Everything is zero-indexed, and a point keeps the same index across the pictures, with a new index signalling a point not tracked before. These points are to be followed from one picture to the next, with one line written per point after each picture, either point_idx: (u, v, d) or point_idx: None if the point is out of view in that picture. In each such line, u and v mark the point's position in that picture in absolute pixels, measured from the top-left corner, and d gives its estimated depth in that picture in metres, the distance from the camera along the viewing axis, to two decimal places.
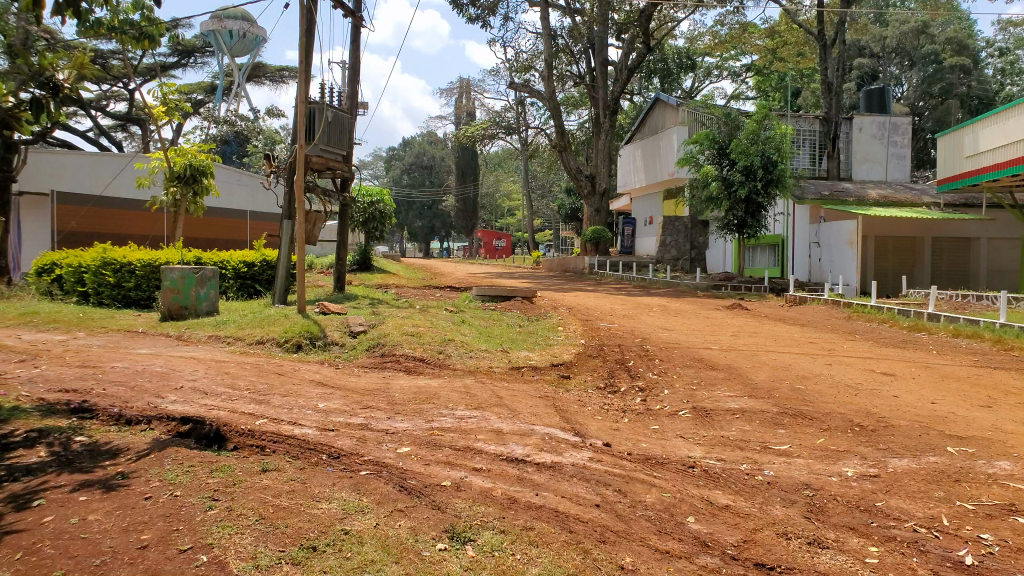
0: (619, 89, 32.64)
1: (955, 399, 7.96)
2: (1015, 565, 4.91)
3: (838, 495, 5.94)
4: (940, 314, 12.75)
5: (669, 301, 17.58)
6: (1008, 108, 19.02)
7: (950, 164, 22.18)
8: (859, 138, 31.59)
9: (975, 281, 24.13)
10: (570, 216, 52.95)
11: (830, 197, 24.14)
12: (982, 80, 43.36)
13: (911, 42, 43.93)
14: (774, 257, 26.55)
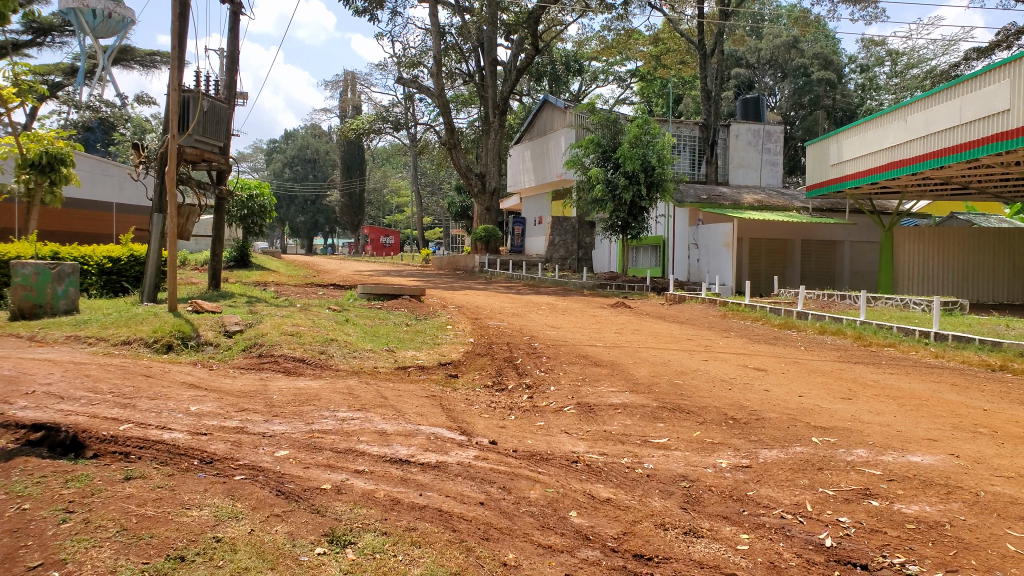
0: (508, 90, 32.99)
1: (820, 392, 8.48)
2: (868, 545, 5.29)
3: (714, 486, 6.19)
4: (807, 312, 13.60)
5: (557, 300, 17.86)
6: (869, 121, 20.48)
7: (817, 171, 23.73)
8: (736, 144, 33.26)
9: (839, 282, 25.88)
10: (460, 214, 53.04)
11: (707, 202, 25.34)
12: (845, 94, 46.53)
13: (783, 54, 46.88)
14: (655, 258, 27.51)
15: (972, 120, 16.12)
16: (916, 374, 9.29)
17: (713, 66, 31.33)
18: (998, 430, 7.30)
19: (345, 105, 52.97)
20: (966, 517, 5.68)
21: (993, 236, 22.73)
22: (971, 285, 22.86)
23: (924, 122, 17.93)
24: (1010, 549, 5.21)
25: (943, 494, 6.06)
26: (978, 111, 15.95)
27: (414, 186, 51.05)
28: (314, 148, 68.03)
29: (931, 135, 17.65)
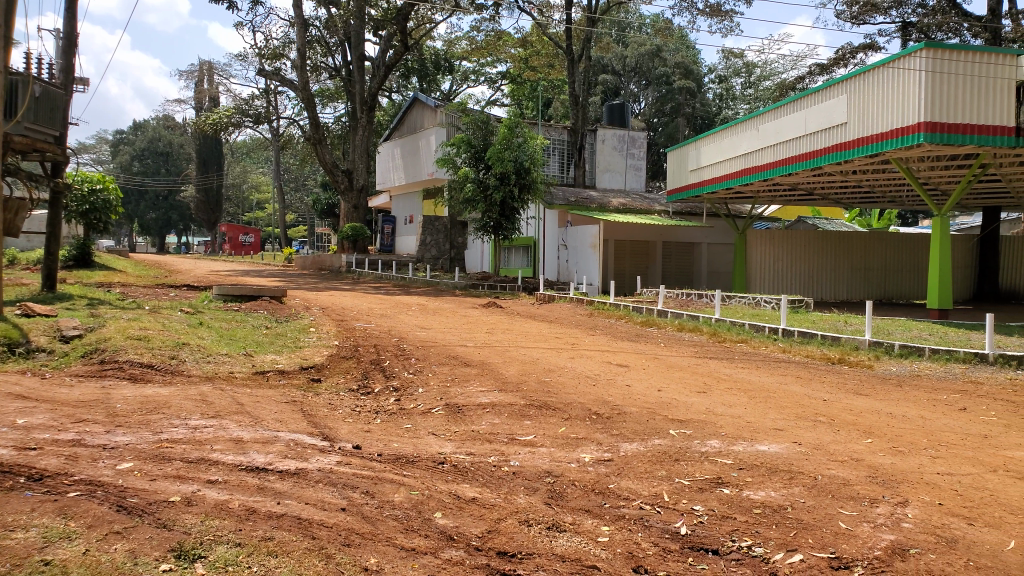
0: (376, 86, 32.53)
1: (679, 386, 8.90)
2: (719, 531, 5.59)
3: (577, 480, 6.36)
4: (665, 311, 14.25)
5: (427, 301, 17.81)
6: (724, 129, 21.78)
7: (679, 176, 24.95)
8: (602, 149, 34.44)
9: (697, 282, 27.41)
10: (326, 211, 52.11)
11: (576, 204, 26.11)
12: (705, 103, 49.17)
13: (647, 62, 48.83)
14: (526, 258, 27.79)
15: (815, 131, 17.42)
16: (765, 367, 9.94)
17: (580, 72, 32.56)
18: (834, 418, 7.94)
19: (200, 96, 50.33)
20: (805, 500, 6.12)
21: (836, 240, 24.72)
22: (818, 285, 24.63)
23: (774, 131, 19.20)
24: (842, 526, 5.67)
25: (788, 479, 6.51)
26: (820, 123, 17.23)
27: (275, 183, 48.76)
28: (166, 141, 64.57)
29: (781, 144, 18.92)
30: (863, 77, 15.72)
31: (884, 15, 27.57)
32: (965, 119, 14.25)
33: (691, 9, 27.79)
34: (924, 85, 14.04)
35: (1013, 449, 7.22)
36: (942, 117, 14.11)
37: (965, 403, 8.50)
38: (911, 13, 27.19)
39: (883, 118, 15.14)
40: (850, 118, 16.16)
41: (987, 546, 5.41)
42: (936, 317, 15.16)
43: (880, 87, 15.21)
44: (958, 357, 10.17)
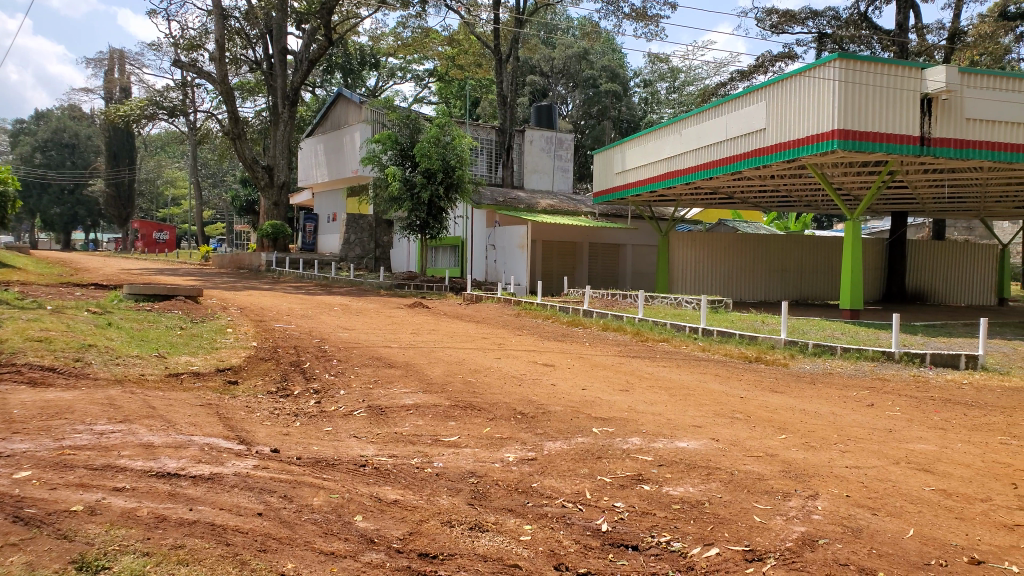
0: (299, 81, 31.85)
1: (602, 384, 9.05)
2: (639, 527, 5.69)
3: (500, 480, 6.37)
4: (590, 311, 14.49)
5: (351, 300, 17.60)
6: (649, 133, 22.24)
7: (606, 178, 25.36)
8: (531, 150, 35.02)
9: (621, 283, 28.13)
10: (245, 209, 51.00)
11: (504, 204, 26.29)
12: (630, 107, 50.06)
13: (574, 65, 49.66)
14: (453, 258, 27.67)
15: (735, 136, 17.97)
16: (685, 365, 10.20)
17: (508, 72, 32.76)
18: (751, 415, 8.21)
19: (110, 85, 48.20)
20: (723, 495, 6.30)
21: (754, 242, 25.66)
22: (736, 286, 25.35)
23: (695, 136, 19.72)
24: (756, 519, 5.87)
25: (705, 475, 6.69)
26: (740, 129, 17.79)
27: (192, 178, 47.10)
28: (72, 132, 62.03)
29: (702, 148, 19.44)
30: (780, 85, 16.31)
31: (801, 25, 28.77)
32: (875, 127, 14.95)
33: (617, 13, 28.28)
34: (838, 94, 14.65)
35: (914, 442, 7.64)
36: (854, 126, 14.77)
37: (873, 399, 8.92)
38: (826, 24, 28.21)
39: (799, 125, 15.74)
40: (768, 124, 16.74)
41: (889, 534, 5.69)
42: (848, 317, 15.85)
43: (796, 95, 15.80)
44: (868, 355, 10.70)
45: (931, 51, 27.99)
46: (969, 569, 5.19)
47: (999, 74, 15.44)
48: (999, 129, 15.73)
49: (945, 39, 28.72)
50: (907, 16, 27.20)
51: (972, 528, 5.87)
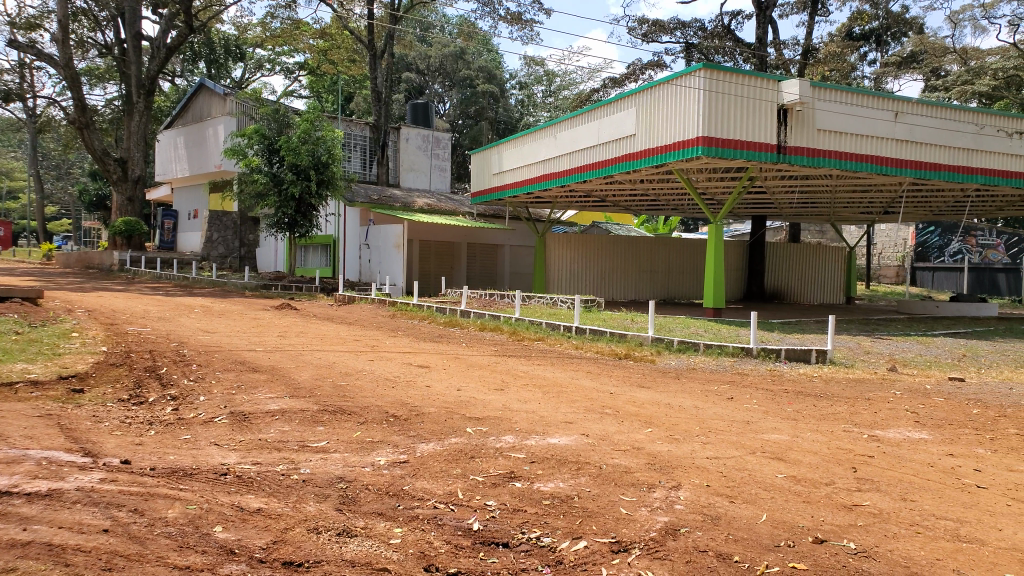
0: (155, 69, 30.27)
1: (476, 384, 9.10)
2: (510, 524, 5.77)
3: (371, 484, 6.28)
4: (466, 311, 14.59)
5: (213, 302, 16.79)
6: (525, 135, 22.62)
7: (484, 179, 25.55)
8: (406, 147, 34.94)
9: (499, 282, 28.68)
10: (95, 204, 47.84)
11: (378, 203, 26.03)
12: (506, 108, 50.70)
13: (450, 64, 49.52)
14: (325, 257, 27.17)
15: (607, 141, 18.54)
16: (559, 364, 10.44)
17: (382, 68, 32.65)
18: (619, 410, 8.50)
19: None
20: (592, 489, 6.49)
21: (624, 243, 26.56)
22: (609, 285, 26.31)
23: (570, 140, 20.23)
24: (622, 511, 6.08)
25: (575, 469, 6.87)
26: (611, 134, 18.39)
27: (30, 169, 43.12)
28: None
29: (577, 151, 19.95)
30: (649, 93, 16.98)
31: (669, 35, 30.04)
32: (736, 136, 15.82)
33: (493, 14, 28.54)
34: (703, 103, 15.41)
35: (768, 433, 8.15)
36: (718, 133, 15.56)
37: (732, 393, 9.46)
38: (693, 34, 29.76)
39: (668, 132, 16.42)
40: (638, 130, 17.38)
41: (744, 520, 6.05)
42: (711, 316, 16.72)
43: (665, 103, 16.50)
44: (728, 352, 11.34)
45: (788, 66, 29.86)
46: (813, 548, 5.60)
47: (845, 89, 16.80)
48: (845, 140, 17.07)
49: (799, 54, 30.77)
50: (766, 30, 29.01)
51: (817, 510, 6.33)
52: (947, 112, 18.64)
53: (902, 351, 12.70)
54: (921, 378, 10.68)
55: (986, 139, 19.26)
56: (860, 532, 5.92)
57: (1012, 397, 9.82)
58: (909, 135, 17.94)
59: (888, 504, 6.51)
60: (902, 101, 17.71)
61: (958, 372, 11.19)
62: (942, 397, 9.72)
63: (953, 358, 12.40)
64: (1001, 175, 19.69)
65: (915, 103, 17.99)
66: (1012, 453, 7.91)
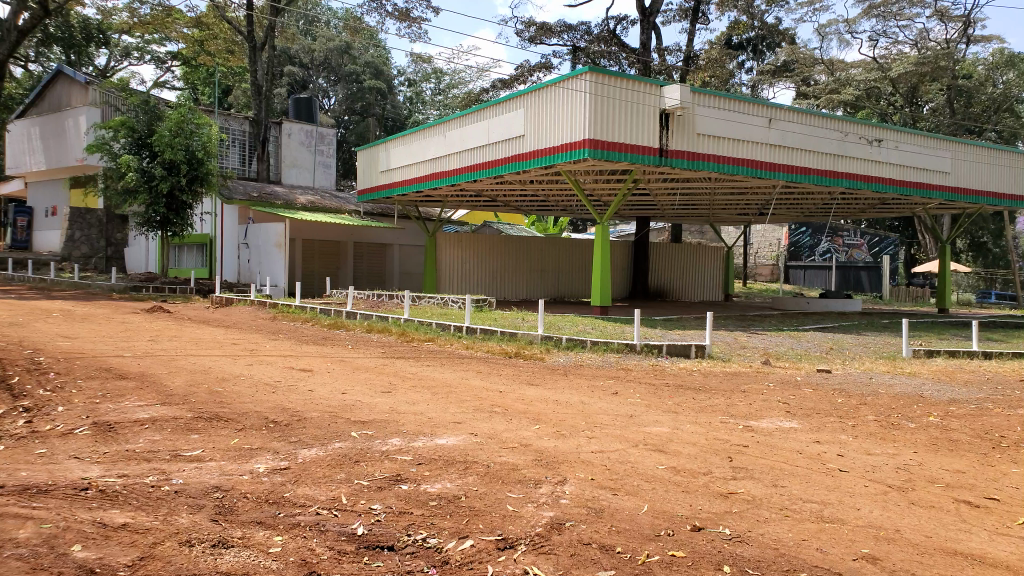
0: (6, 53, 27.99)
1: (362, 387, 8.97)
2: (395, 527, 5.70)
3: (249, 492, 6.07)
4: (354, 312, 14.44)
5: (75, 306, 15.76)
6: (413, 133, 22.50)
7: (371, 177, 25.24)
8: (288, 143, 34.15)
9: (388, 282, 28.68)
10: None
11: (258, 200, 25.22)
12: (394, 105, 50.38)
13: (335, 58, 48.43)
14: (201, 257, 26.18)
15: (496, 141, 18.69)
16: (448, 364, 10.44)
17: (262, 60, 31.69)
18: (508, 409, 8.59)
19: None
20: (478, 488, 6.53)
21: (514, 243, 26.88)
22: (501, 285, 26.58)
23: (457, 139, 20.26)
24: (509, 508, 6.14)
25: (463, 469, 6.88)
26: (499, 134, 18.56)
27: None
28: None
29: (465, 151, 20.00)
30: (537, 94, 17.25)
31: (557, 38, 30.64)
32: (620, 139, 16.31)
33: (379, 9, 28.05)
34: (589, 105, 15.81)
35: (650, 426, 8.45)
36: (603, 136, 16.01)
37: (617, 387, 9.77)
38: (580, 38, 30.50)
39: (555, 133, 16.73)
40: (527, 131, 17.61)
41: (626, 511, 6.23)
42: (599, 314, 17.20)
43: (552, 105, 16.81)
44: (614, 348, 11.69)
45: (670, 72, 31.09)
46: (692, 536, 5.84)
47: (722, 95, 17.65)
48: (723, 144, 17.91)
49: (681, 61, 32.10)
50: (649, 36, 30.08)
51: (695, 499, 6.61)
52: (816, 120, 19.89)
53: (776, 345, 13.47)
54: (793, 370, 11.39)
55: (850, 146, 20.70)
56: (734, 518, 6.23)
57: (870, 386, 10.64)
58: (781, 140, 19.05)
59: (760, 491, 6.88)
60: (774, 108, 18.78)
61: (825, 364, 11.99)
62: (811, 387, 10.41)
63: (821, 351, 13.28)
64: (863, 180, 21.22)
65: (786, 110, 19.15)
66: (869, 437, 8.54)
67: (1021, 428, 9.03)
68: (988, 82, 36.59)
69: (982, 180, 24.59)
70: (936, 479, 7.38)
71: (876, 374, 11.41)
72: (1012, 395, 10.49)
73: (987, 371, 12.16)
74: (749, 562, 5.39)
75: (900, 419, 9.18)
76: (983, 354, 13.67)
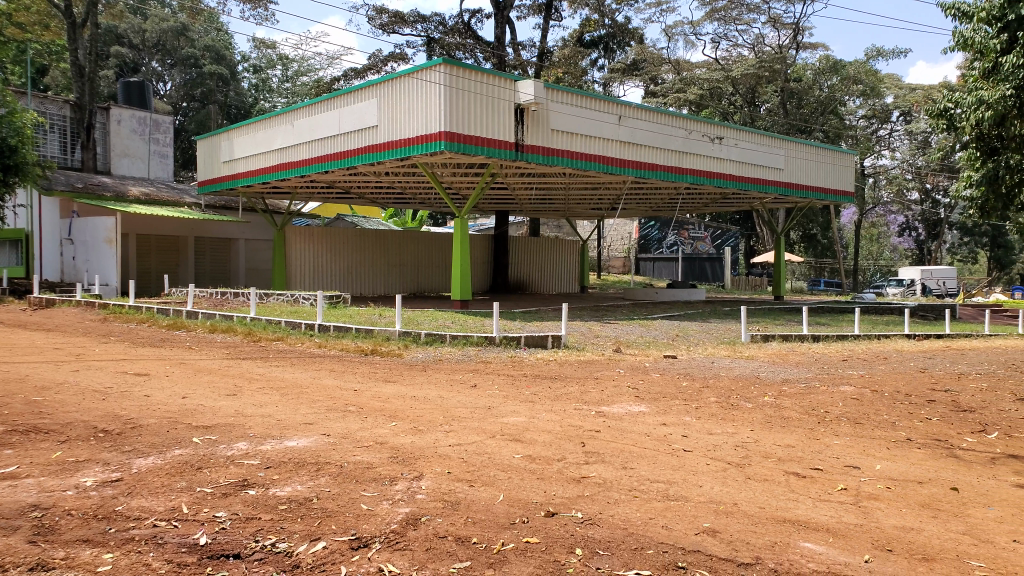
0: None
1: (205, 391, 8.55)
2: (242, 534, 5.46)
3: (74, 509, 5.61)
4: (196, 312, 13.76)
5: None
6: (258, 122, 21.61)
7: (213, 167, 24.03)
8: (118, 131, 31.87)
9: (234, 279, 27.95)
10: None
11: (84, 192, 23.43)
12: (238, 92, 48.19)
13: (170, 41, 44.62)
14: (17, 254, 23.86)
15: (347, 132, 18.29)
16: (299, 364, 10.16)
17: (85, 39, 28.96)
18: (363, 407, 8.47)
19: None
20: (331, 488, 6.35)
21: (371, 236, 26.58)
22: (355, 281, 26.19)
23: (306, 128, 19.66)
24: (363, 507, 6.01)
25: (314, 470, 6.70)
26: (350, 125, 18.18)
27: None
28: None
29: (314, 141, 19.43)
30: (389, 85, 17.05)
31: (411, 27, 30.42)
32: (476, 132, 16.42)
33: None
34: (444, 98, 15.81)
35: (508, 416, 8.59)
36: (459, 128, 16.05)
37: (475, 380, 9.90)
38: (434, 29, 30.49)
39: (409, 124, 16.59)
40: (381, 121, 17.31)
41: (482, 502, 6.30)
42: (458, 308, 17.36)
43: (405, 96, 16.68)
44: (473, 341, 11.83)
45: (525, 66, 31.68)
46: (546, 522, 5.98)
47: (573, 92, 18.18)
48: (575, 139, 18.47)
49: (535, 56, 32.74)
50: (503, 31, 30.51)
51: (549, 485, 6.79)
52: (662, 118, 20.91)
53: (627, 334, 14.09)
54: (642, 357, 11.98)
55: (693, 143, 21.91)
56: (586, 501, 6.46)
57: (712, 369, 11.41)
58: (630, 137, 19.89)
59: (611, 474, 7.17)
60: (624, 106, 19.58)
61: (671, 350, 12.70)
62: (658, 372, 11.01)
63: (668, 338, 14.03)
64: (706, 175, 22.52)
65: (635, 107, 19.98)
66: (711, 418, 9.13)
67: (841, 404, 9.97)
68: (815, 85, 39.79)
69: (812, 176, 26.81)
70: (770, 454, 7.99)
71: (717, 358, 12.22)
72: (834, 373, 11.62)
73: (815, 353, 13.34)
74: (599, 543, 5.60)
75: (739, 399, 9.88)
76: (812, 337, 14.99)
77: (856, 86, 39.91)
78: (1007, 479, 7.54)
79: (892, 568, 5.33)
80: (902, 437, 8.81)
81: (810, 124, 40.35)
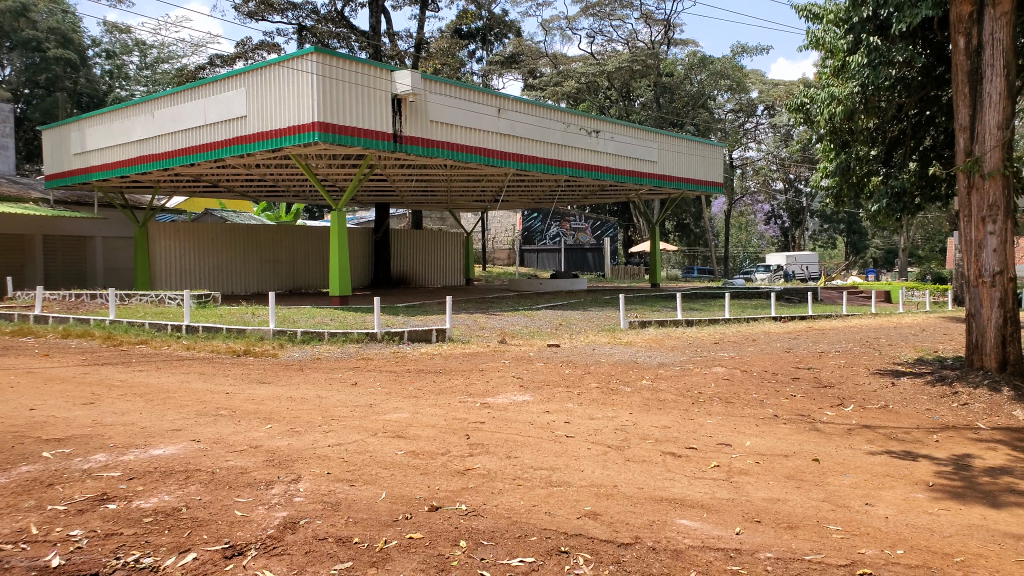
0: None
1: (57, 401, 7.96)
2: (100, 551, 5.12)
3: None
4: (46, 316, 12.86)
5: None
6: (115, 111, 20.27)
7: (64, 160, 22.32)
8: None
9: (91, 279, 26.16)
10: None
11: None
12: (89, 79, 44.83)
13: (8, 23, 40.17)
14: None
15: (212, 123, 17.46)
16: (165, 368, 9.66)
17: None
18: (236, 410, 8.16)
19: None
20: (202, 496, 6.07)
21: (241, 232, 25.57)
22: (225, 278, 25.16)
23: (167, 119, 18.62)
24: (237, 514, 5.78)
25: (183, 479, 6.38)
26: (215, 116, 17.36)
27: None
28: None
29: (176, 133, 18.43)
30: (257, 74, 16.43)
31: (280, 15, 29.35)
32: (351, 123, 16.11)
33: None
34: (316, 87, 15.41)
35: (390, 413, 8.51)
36: (333, 119, 15.70)
37: (356, 377, 9.74)
38: (305, 17, 29.60)
39: (280, 115, 16.04)
40: (249, 112, 16.63)
41: (364, 501, 6.19)
42: (338, 304, 17.04)
43: (274, 85, 16.12)
44: (353, 338, 11.62)
45: (401, 57, 31.27)
46: (429, 516, 5.95)
47: (452, 83, 18.14)
48: (454, 131, 18.47)
49: (411, 46, 32.37)
50: (378, 20, 30.00)
51: (433, 479, 6.76)
52: (541, 111, 21.21)
53: (511, 325, 14.25)
54: (526, 346, 12.17)
55: (571, 136, 22.36)
56: (470, 493, 6.49)
57: (592, 355, 11.74)
58: (510, 130, 20.08)
59: (495, 464, 7.24)
60: (503, 98, 19.74)
61: (554, 338, 12.96)
62: (542, 361, 11.20)
63: (551, 327, 14.29)
64: (584, 167, 23.06)
65: (514, 100, 20.17)
66: (592, 404, 9.38)
67: (713, 384, 10.49)
68: (685, 80, 41.57)
69: (686, 167, 28.04)
70: (648, 436, 8.29)
71: (597, 345, 12.58)
72: (706, 355, 12.21)
73: (689, 336, 13.98)
74: (483, 534, 5.64)
75: (618, 384, 10.21)
76: (686, 321, 15.70)
77: (724, 80, 41.33)
78: (860, 448, 8.18)
79: (760, 537, 5.66)
80: (769, 413, 9.37)
81: (682, 117, 42.07)
